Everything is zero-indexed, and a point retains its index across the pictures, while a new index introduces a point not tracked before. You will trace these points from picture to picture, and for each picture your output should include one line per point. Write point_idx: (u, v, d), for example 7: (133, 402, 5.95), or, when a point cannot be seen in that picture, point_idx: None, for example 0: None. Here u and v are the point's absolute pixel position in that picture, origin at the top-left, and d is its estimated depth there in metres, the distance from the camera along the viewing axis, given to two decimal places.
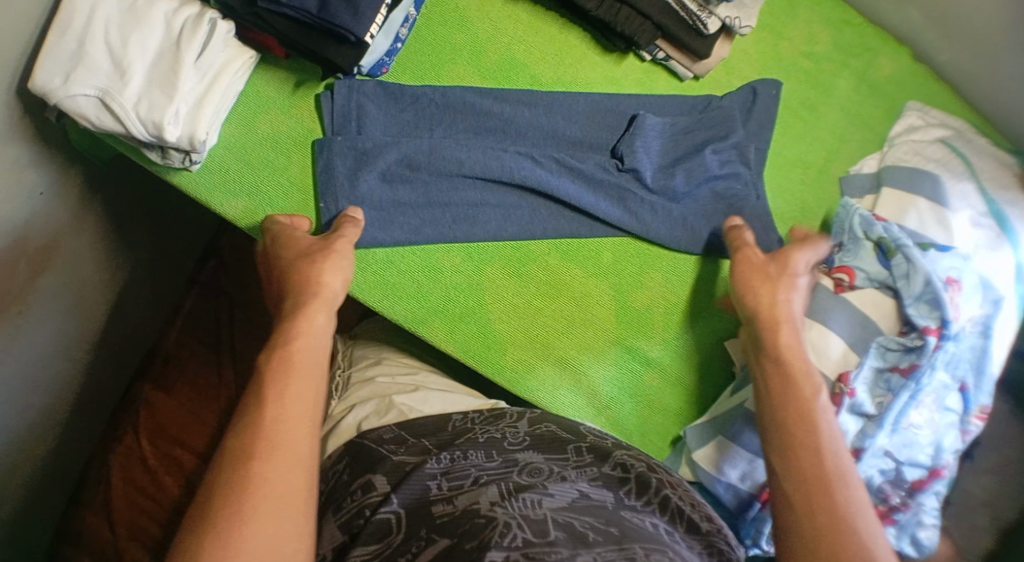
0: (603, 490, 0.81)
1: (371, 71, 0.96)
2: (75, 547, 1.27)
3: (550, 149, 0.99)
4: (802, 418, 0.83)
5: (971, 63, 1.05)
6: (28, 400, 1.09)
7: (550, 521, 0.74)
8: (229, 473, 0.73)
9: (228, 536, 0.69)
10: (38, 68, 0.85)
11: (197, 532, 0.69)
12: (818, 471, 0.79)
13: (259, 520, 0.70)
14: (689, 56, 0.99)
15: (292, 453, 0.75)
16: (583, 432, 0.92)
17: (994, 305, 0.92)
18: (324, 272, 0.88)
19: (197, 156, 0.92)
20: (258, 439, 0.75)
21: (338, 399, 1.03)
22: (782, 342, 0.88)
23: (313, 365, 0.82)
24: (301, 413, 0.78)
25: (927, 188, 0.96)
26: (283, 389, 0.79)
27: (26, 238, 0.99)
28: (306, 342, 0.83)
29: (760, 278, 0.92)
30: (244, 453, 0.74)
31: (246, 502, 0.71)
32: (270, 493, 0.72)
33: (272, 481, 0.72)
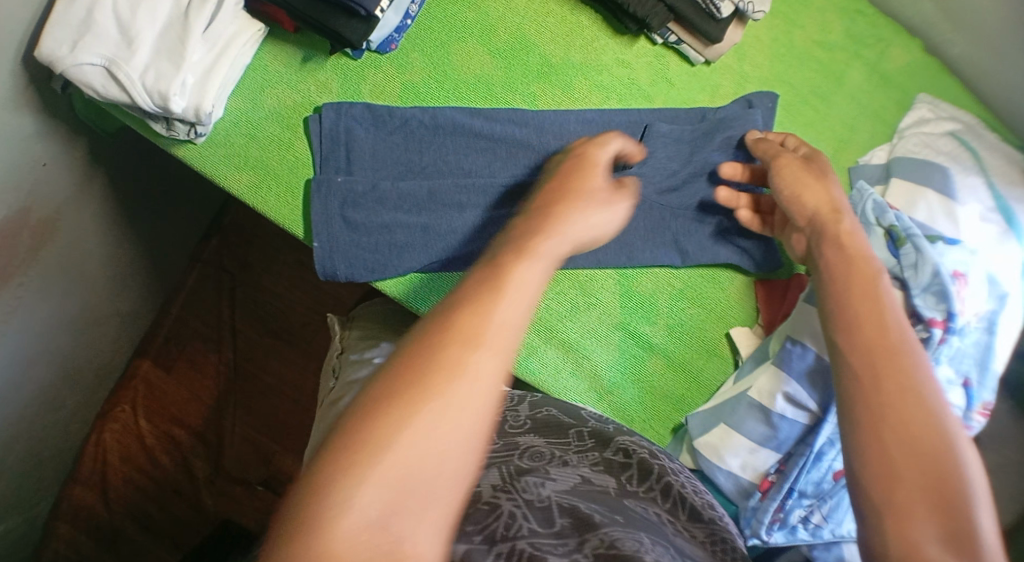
0: (604, 475, 0.81)
1: (381, 47, 0.96)
2: (69, 523, 1.27)
3: (542, 169, 0.97)
4: (863, 305, 0.78)
5: (986, 58, 1.04)
6: (26, 373, 1.08)
7: (555, 507, 0.74)
8: (415, 358, 0.64)
9: (373, 432, 0.61)
10: (45, 35, 0.85)
11: (404, 420, 0.61)
12: (881, 372, 0.74)
13: (458, 425, 0.62)
14: (701, 40, 0.98)
15: (493, 360, 0.64)
16: (584, 416, 0.91)
17: (999, 301, 0.92)
18: (584, 176, 0.81)
19: (202, 129, 0.91)
20: (455, 320, 0.65)
21: (335, 380, 1.02)
22: (844, 227, 0.83)
23: (541, 260, 0.71)
24: (496, 304, 0.66)
25: (936, 180, 0.96)
26: (505, 272, 0.69)
27: (29, 209, 0.98)
28: (555, 246, 0.73)
29: (806, 173, 0.88)
30: (436, 335, 0.65)
31: (440, 402, 0.62)
32: (458, 396, 0.63)
33: (476, 390, 0.63)
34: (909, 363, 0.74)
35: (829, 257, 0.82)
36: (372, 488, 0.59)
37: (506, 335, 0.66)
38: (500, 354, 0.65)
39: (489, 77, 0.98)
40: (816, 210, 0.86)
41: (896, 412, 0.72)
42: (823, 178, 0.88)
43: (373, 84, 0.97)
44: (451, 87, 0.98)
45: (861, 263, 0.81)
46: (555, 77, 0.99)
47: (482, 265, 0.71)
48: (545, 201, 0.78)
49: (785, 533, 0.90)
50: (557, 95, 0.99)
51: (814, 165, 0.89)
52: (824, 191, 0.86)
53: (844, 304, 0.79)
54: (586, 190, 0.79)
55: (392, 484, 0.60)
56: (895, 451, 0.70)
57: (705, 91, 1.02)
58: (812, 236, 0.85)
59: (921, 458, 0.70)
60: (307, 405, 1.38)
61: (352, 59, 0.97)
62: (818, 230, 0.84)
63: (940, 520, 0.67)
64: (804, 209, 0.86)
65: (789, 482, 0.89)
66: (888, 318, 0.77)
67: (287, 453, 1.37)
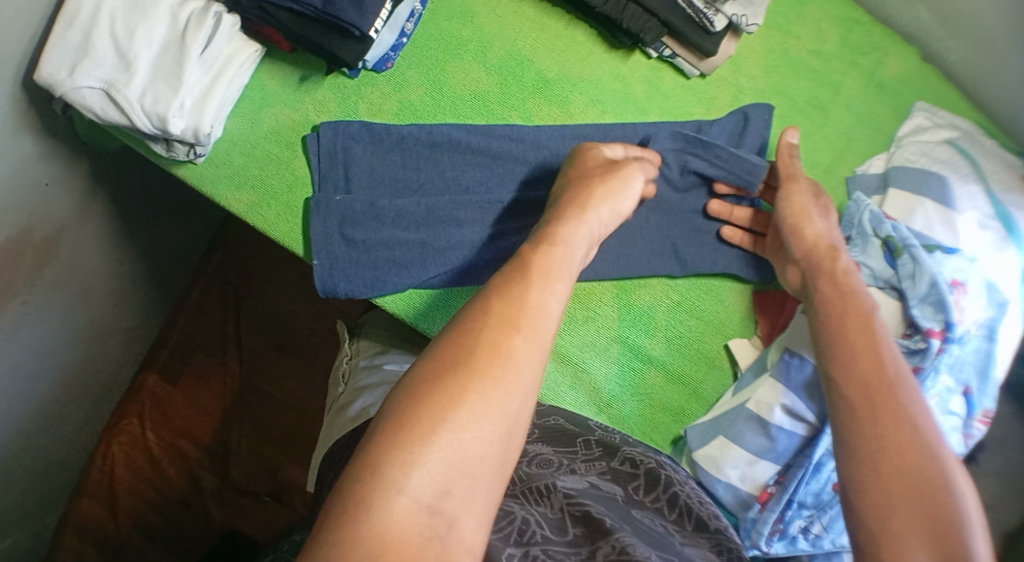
0: (612, 485, 0.82)
1: (377, 66, 0.97)
2: (78, 535, 1.28)
3: (538, 184, 0.97)
4: (859, 339, 0.82)
5: (982, 66, 1.04)
6: (31, 390, 1.09)
7: (567, 517, 0.75)
8: (449, 362, 0.68)
9: (415, 425, 0.65)
10: (44, 60, 0.85)
11: (454, 422, 0.65)
12: (877, 402, 0.78)
13: (498, 411, 0.67)
14: (696, 53, 0.98)
15: (526, 354, 0.70)
16: (592, 426, 0.91)
17: (998, 309, 0.92)
18: (588, 179, 0.88)
19: (201, 149, 0.92)
20: (478, 325, 0.71)
21: (345, 387, 1.03)
22: (840, 264, 0.88)
23: (566, 261, 0.79)
24: (528, 300, 0.73)
25: (934, 189, 0.95)
26: (518, 281, 0.75)
27: (31, 229, 0.99)
28: (570, 246, 0.81)
29: (810, 208, 0.92)
30: (462, 340, 0.70)
31: (479, 394, 0.67)
32: (500, 385, 0.68)
33: (513, 379, 0.68)
34: (903, 395, 0.78)
35: (824, 291, 0.86)
36: (433, 470, 0.63)
37: (536, 330, 0.72)
38: (533, 345, 0.71)
39: (485, 92, 0.99)
40: (814, 246, 0.89)
41: (889, 441, 0.75)
42: (824, 216, 0.92)
43: (369, 102, 0.97)
44: (448, 103, 0.98)
45: (855, 302, 0.84)
46: (550, 91, 1.00)
47: (506, 267, 0.77)
48: (557, 209, 0.86)
49: (786, 543, 0.90)
50: (553, 109, 1.00)
51: (817, 200, 0.93)
52: (823, 230, 0.90)
53: (841, 340, 0.83)
54: (618, 165, 0.91)
55: (442, 467, 0.64)
56: (887, 477, 0.74)
57: (700, 103, 1.02)
58: (807, 272, 0.89)
59: (912, 486, 0.73)
60: (311, 415, 1.39)
61: (349, 78, 0.97)
62: (813, 268, 0.89)
63: (934, 544, 0.69)
64: (804, 243, 0.90)
65: (789, 493, 0.89)
66: (883, 354, 0.81)
67: (293, 463, 1.38)
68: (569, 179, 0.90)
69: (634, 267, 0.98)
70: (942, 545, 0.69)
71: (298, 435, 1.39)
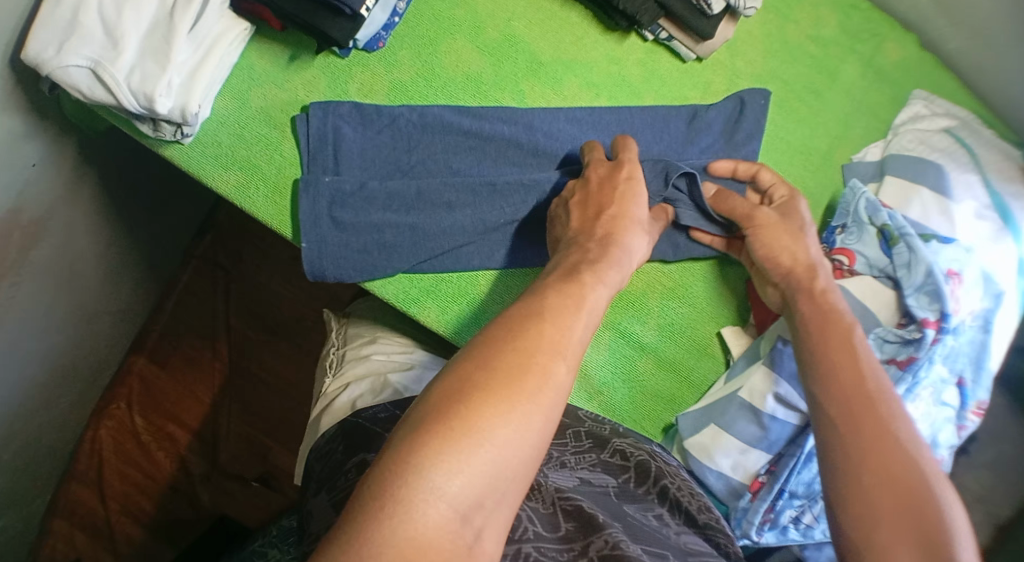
0: (604, 476, 0.82)
1: (368, 45, 0.95)
2: (67, 520, 1.28)
3: (531, 167, 0.96)
4: (837, 356, 0.82)
5: (982, 55, 1.02)
6: (18, 373, 1.08)
7: (560, 513, 0.74)
8: (497, 369, 0.68)
9: (459, 432, 0.64)
10: (30, 38, 0.84)
11: (496, 433, 0.65)
12: (861, 414, 0.78)
13: (537, 427, 0.67)
14: (693, 37, 0.97)
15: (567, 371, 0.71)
16: (582, 416, 0.91)
17: (995, 299, 0.91)
18: (635, 202, 0.86)
19: (189, 129, 0.91)
20: (526, 334, 0.71)
21: (332, 376, 1.03)
22: (817, 284, 0.87)
23: (608, 288, 0.79)
24: (572, 323, 0.73)
25: (931, 177, 0.94)
26: (566, 294, 0.75)
27: (19, 210, 0.98)
28: (614, 276, 0.80)
29: (783, 232, 0.90)
30: (510, 349, 0.69)
31: (522, 409, 0.67)
32: (543, 401, 0.68)
33: (552, 399, 0.69)
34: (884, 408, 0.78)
35: (806, 313, 0.86)
36: (473, 479, 0.63)
37: (573, 354, 0.72)
38: (572, 368, 0.71)
39: (478, 74, 0.97)
40: (793, 268, 0.89)
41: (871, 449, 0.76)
42: (798, 236, 0.90)
43: (360, 83, 0.96)
44: (440, 85, 0.96)
45: (835, 318, 0.84)
46: (544, 74, 0.98)
47: (551, 284, 0.76)
48: (607, 224, 0.84)
49: (776, 533, 0.90)
50: (547, 92, 0.98)
51: (788, 220, 0.91)
52: (800, 250, 0.89)
53: (820, 352, 0.83)
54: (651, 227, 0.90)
55: (480, 479, 0.64)
56: None
57: (696, 87, 1.00)
58: (786, 294, 0.89)
59: (896, 493, 0.73)
60: (302, 401, 1.39)
61: (339, 57, 0.96)
62: (794, 288, 0.88)
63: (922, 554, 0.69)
64: (781, 266, 0.89)
65: (780, 482, 0.89)
66: (862, 367, 0.81)
67: (283, 449, 1.38)
68: (614, 194, 0.86)
69: None
70: (928, 549, 0.68)
71: (288, 421, 1.38)
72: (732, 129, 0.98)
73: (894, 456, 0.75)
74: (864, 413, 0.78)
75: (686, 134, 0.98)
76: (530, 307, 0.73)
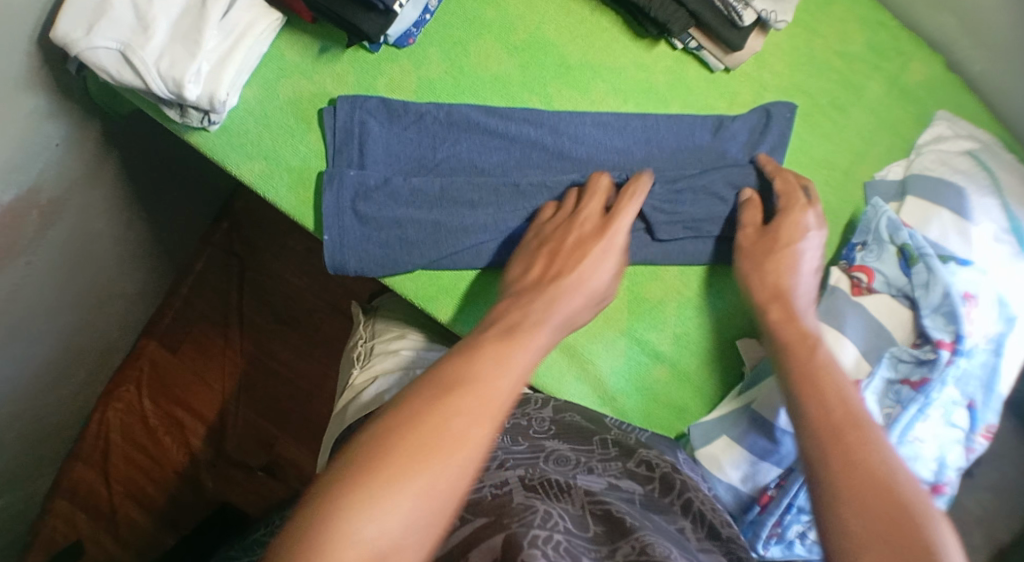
0: (631, 483, 0.82)
1: (399, 42, 0.95)
2: (69, 500, 1.28)
3: (555, 170, 0.96)
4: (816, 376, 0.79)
5: (1006, 80, 1.03)
6: (31, 352, 1.08)
7: (588, 515, 0.74)
8: (411, 412, 0.67)
9: (368, 478, 0.64)
10: (61, 18, 0.84)
11: (405, 475, 0.64)
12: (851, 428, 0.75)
13: (456, 466, 0.66)
14: (721, 47, 0.97)
15: (487, 406, 0.69)
16: (608, 423, 0.92)
17: (1007, 324, 0.91)
18: (597, 240, 0.85)
19: (215, 117, 0.91)
20: (445, 374, 0.70)
21: (360, 369, 1.03)
22: (775, 314, 0.86)
23: (549, 330, 0.77)
24: (493, 360, 0.72)
25: (951, 199, 0.94)
26: (505, 336, 0.75)
27: (39, 188, 0.98)
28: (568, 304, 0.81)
29: (755, 257, 0.90)
30: (433, 390, 0.69)
31: (430, 446, 0.66)
32: (456, 437, 0.66)
33: (472, 436, 0.67)
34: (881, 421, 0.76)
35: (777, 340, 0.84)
36: (386, 526, 0.62)
37: (505, 391, 0.71)
38: (500, 409, 0.70)
39: (506, 75, 0.97)
40: (765, 294, 0.88)
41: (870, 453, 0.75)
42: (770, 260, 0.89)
43: (389, 78, 0.96)
44: (467, 84, 0.97)
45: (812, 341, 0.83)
46: (572, 78, 0.98)
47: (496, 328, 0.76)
48: (558, 263, 0.83)
49: (782, 547, 0.92)
50: (573, 96, 0.98)
51: (769, 244, 0.90)
52: (771, 276, 0.88)
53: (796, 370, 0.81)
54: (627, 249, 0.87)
55: (388, 523, 0.62)
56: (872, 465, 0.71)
57: (722, 98, 1.00)
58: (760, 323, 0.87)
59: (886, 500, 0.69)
60: (308, 391, 1.39)
61: (369, 52, 0.96)
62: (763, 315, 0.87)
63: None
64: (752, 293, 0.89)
65: (788, 497, 0.89)
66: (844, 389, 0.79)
67: (288, 439, 1.38)
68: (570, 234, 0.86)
69: (647, 261, 0.96)
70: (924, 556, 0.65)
71: (295, 411, 1.38)
72: (757, 140, 0.99)
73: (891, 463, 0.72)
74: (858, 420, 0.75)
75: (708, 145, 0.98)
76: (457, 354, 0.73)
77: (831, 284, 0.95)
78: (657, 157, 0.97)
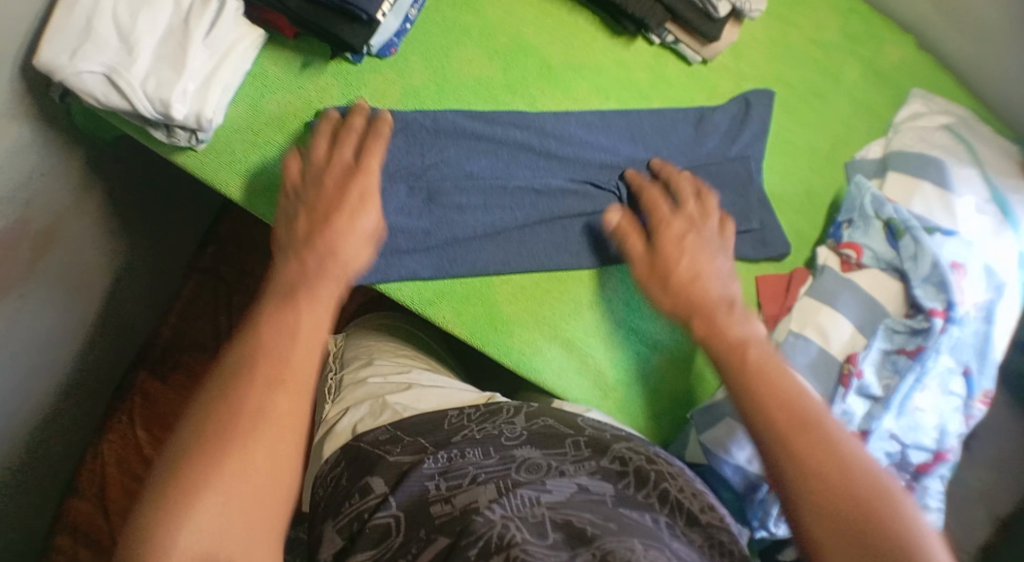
0: (603, 483, 0.79)
1: (381, 51, 0.96)
2: (71, 536, 1.26)
3: (542, 170, 0.97)
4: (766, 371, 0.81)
5: (976, 55, 1.06)
6: (25, 387, 1.07)
7: (548, 522, 0.73)
8: (245, 394, 0.74)
9: (217, 464, 0.70)
10: (45, 45, 0.84)
11: (227, 458, 0.71)
12: (797, 438, 0.76)
13: (257, 454, 0.72)
14: (699, 40, 1.00)
15: (291, 390, 0.76)
16: (583, 423, 0.89)
17: (996, 292, 0.93)
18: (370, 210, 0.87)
19: (203, 136, 0.91)
20: (252, 353, 0.77)
21: (330, 403, 1.01)
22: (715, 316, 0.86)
23: (323, 306, 0.82)
24: (290, 339, 0.79)
25: (931, 173, 0.96)
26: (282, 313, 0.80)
27: (26, 219, 0.97)
28: (333, 276, 0.84)
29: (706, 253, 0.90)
30: (248, 366, 0.76)
31: (250, 433, 0.72)
32: (266, 427, 0.73)
33: (270, 420, 0.74)
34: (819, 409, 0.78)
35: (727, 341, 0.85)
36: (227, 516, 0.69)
37: (297, 376, 0.77)
38: (297, 392, 0.77)
39: (489, 79, 0.99)
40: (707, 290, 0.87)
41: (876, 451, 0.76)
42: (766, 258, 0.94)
43: (373, 89, 0.96)
44: (452, 90, 0.98)
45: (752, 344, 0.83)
46: (554, 79, 1.00)
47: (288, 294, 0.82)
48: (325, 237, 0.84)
49: None
50: (557, 96, 1.00)
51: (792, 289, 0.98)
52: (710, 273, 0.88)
53: (740, 375, 0.82)
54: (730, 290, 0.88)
55: (231, 510, 0.69)
56: (812, 479, 0.73)
57: (702, 89, 1.03)
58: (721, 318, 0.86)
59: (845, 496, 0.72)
60: None
61: (352, 64, 0.97)
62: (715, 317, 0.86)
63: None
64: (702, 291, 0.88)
65: None
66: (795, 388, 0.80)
67: None
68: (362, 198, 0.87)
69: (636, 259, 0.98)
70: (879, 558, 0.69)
71: None
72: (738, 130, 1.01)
73: (834, 458, 0.74)
74: (810, 421, 0.77)
75: (690, 136, 1.00)
76: (263, 327, 0.79)
77: (820, 264, 0.97)
78: (642, 154, 0.98)
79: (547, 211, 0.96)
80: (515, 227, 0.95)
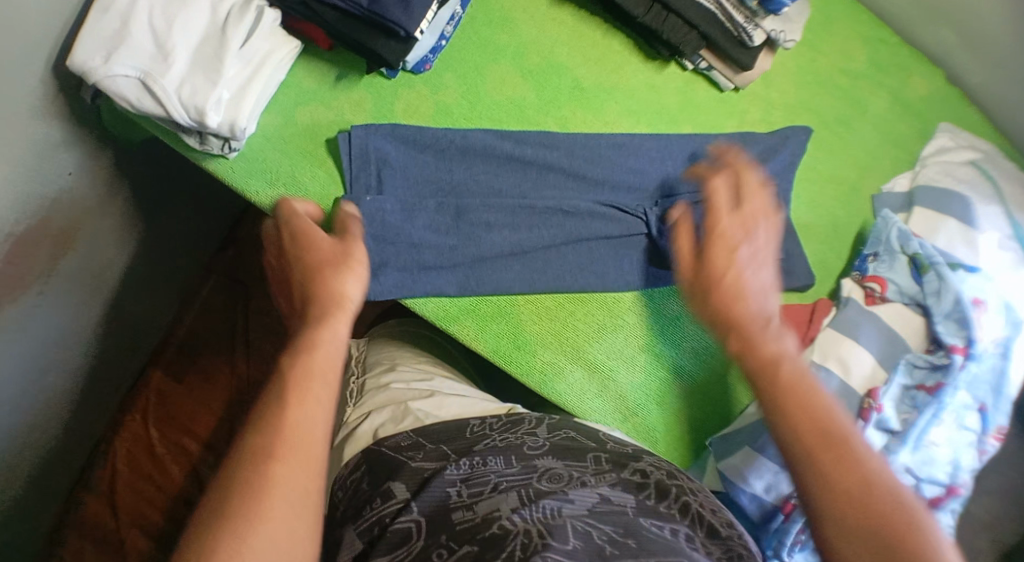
0: (624, 495, 0.80)
1: (417, 67, 0.97)
2: (80, 533, 1.26)
3: (572, 189, 0.97)
4: None
5: (1003, 92, 1.07)
6: (40, 384, 1.07)
7: (569, 529, 0.74)
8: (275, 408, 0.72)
9: (256, 491, 0.68)
10: (79, 47, 0.85)
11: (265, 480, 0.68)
12: None
13: (291, 472, 0.70)
14: (732, 67, 1.00)
15: (318, 401, 0.74)
16: (604, 438, 0.90)
17: (1014, 328, 0.92)
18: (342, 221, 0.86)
19: (236, 144, 0.91)
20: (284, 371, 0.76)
21: (352, 407, 1.01)
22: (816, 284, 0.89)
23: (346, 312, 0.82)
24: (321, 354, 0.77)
25: (957, 209, 0.97)
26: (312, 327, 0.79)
27: (50, 217, 0.98)
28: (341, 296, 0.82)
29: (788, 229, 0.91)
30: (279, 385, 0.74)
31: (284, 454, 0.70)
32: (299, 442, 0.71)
33: (304, 439, 0.72)
34: None
35: None
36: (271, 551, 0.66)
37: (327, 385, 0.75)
38: (326, 401, 0.75)
39: (521, 98, 0.99)
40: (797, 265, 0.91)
41: None
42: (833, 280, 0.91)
43: (405, 104, 0.97)
44: (483, 109, 0.98)
45: None
46: (586, 99, 1.01)
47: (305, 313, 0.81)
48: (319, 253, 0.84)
49: (803, 553, 0.92)
50: (587, 118, 1.00)
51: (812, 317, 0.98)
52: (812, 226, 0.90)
53: None
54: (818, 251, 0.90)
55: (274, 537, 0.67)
56: None
57: (733, 116, 1.03)
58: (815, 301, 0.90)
59: None
60: None
61: (386, 78, 0.97)
62: None
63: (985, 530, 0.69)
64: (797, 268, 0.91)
65: None
66: None
67: None
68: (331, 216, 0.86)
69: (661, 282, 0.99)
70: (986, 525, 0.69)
71: None
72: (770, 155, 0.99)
73: None
74: None
75: None
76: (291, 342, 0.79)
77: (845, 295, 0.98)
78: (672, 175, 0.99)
79: (574, 231, 0.96)
80: (543, 245, 0.96)
